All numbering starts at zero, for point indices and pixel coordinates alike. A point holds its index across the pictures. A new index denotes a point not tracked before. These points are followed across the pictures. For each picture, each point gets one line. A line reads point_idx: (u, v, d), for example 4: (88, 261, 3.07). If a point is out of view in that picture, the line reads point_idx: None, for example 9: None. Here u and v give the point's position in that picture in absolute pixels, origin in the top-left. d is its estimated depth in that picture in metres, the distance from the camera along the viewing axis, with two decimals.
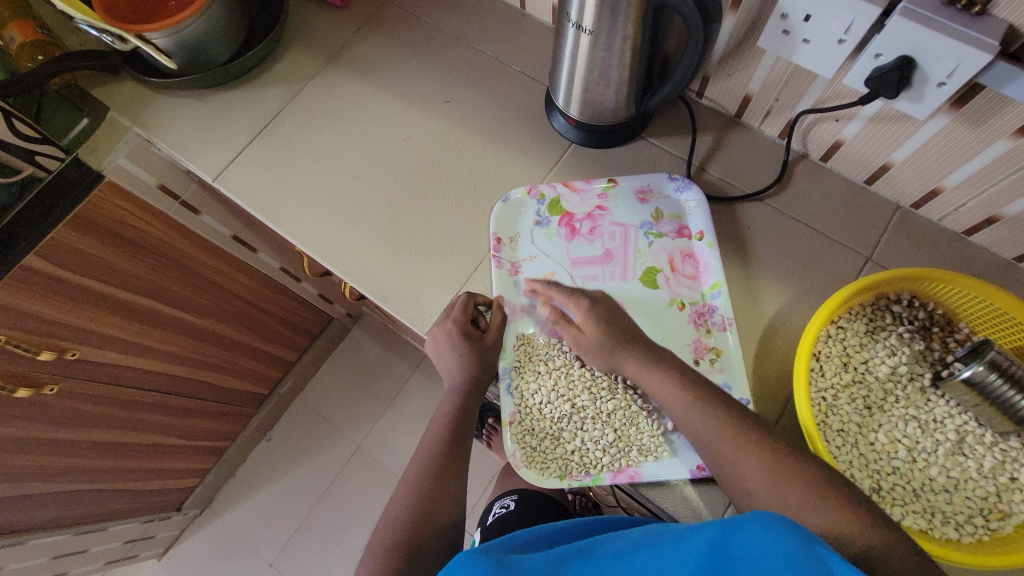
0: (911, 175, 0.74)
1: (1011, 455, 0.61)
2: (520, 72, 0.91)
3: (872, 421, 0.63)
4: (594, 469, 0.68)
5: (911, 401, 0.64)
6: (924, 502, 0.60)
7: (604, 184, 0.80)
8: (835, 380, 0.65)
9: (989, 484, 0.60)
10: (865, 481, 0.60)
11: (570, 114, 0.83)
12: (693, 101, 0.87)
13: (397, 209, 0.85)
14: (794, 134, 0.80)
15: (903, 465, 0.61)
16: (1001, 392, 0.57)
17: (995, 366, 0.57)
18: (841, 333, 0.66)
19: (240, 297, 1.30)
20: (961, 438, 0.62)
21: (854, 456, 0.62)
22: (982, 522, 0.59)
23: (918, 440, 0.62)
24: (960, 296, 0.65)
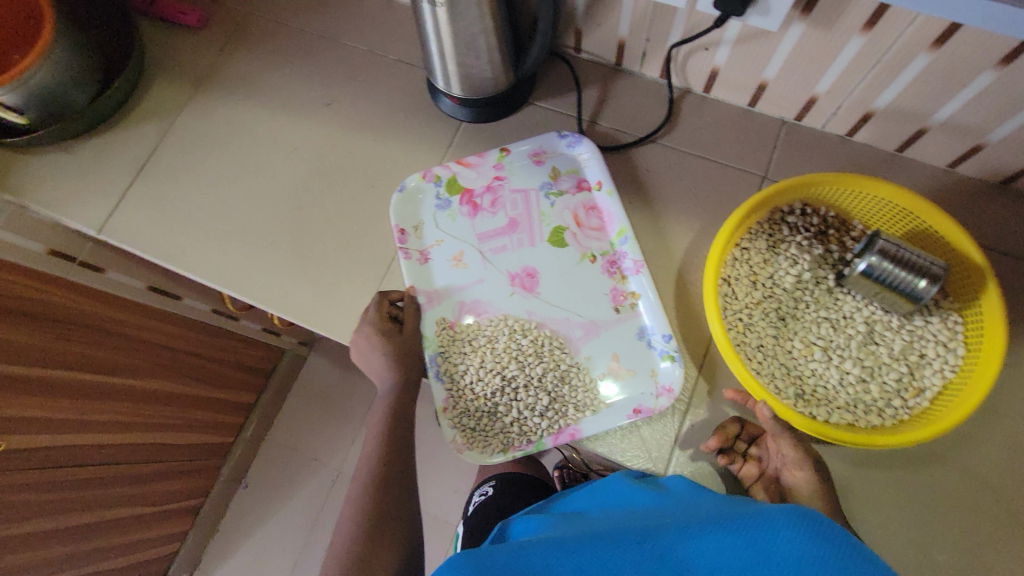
0: (786, 89, 0.76)
1: (919, 333, 0.64)
2: (398, 61, 0.89)
3: (788, 331, 0.66)
4: (534, 436, 0.69)
5: (820, 304, 0.66)
6: (847, 397, 0.63)
7: (497, 154, 0.80)
8: (746, 299, 0.67)
9: (902, 365, 0.63)
10: (789, 390, 0.63)
11: (453, 94, 0.82)
12: (573, 58, 0.87)
13: (296, 222, 0.82)
14: (672, 72, 0.81)
15: (821, 366, 0.64)
16: (896, 277, 0.59)
17: (885, 255, 0.59)
18: (745, 254, 0.68)
19: (179, 347, 1.25)
20: (872, 329, 0.65)
21: (776, 368, 0.64)
22: (901, 403, 0.62)
23: (832, 340, 0.65)
24: (846, 194, 0.67)
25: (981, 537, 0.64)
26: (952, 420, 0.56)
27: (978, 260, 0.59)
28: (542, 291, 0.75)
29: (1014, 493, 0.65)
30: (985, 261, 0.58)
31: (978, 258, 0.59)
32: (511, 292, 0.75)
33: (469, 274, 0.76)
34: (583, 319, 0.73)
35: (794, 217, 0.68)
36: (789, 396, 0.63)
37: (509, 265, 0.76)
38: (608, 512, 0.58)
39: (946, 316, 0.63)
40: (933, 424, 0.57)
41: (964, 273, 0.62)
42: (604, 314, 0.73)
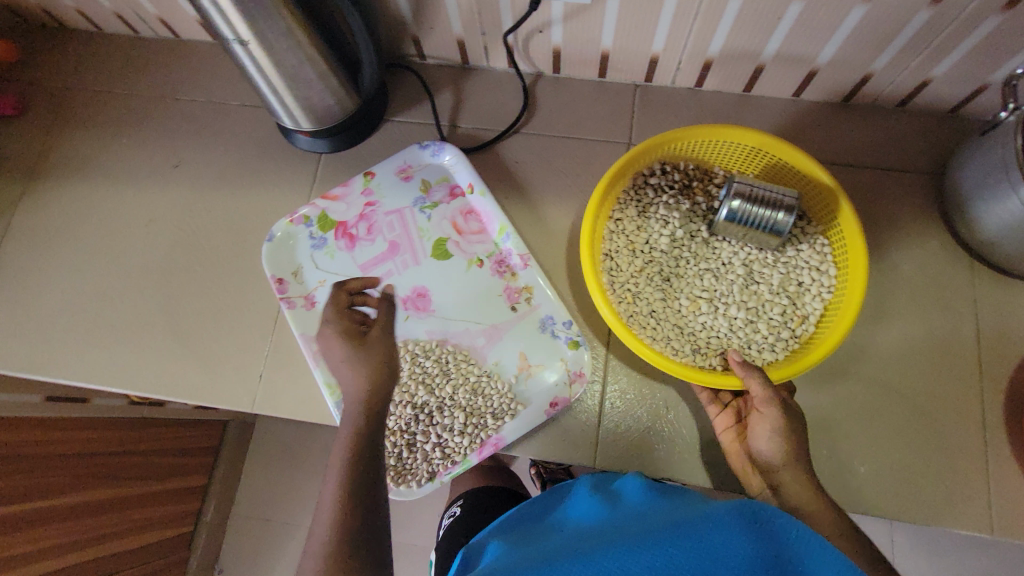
0: (627, 55, 0.76)
1: (793, 264, 0.66)
2: (241, 105, 0.84)
3: (675, 290, 0.67)
4: (459, 455, 0.68)
5: (699, 257, 0.67)
6: (740, 340, 0.65)
7: (362, 179, 0.77)
8: (629, 269, 0.67)
9: (783, 298, 0.65)
10: (684, 348, 0.64)
11: (303, 129, 0.77)
12: (420, 65, 0.85)
13: (168, 297, 0.77)
14: (518, 59, 0.80)
15: (711, 318, 0.65)
16: (756, 216, 0.61)
17: (740, 197, 0.61)
18: (619, 226, 0.68)
19: (96, 453, 0.94)
20: (751, 270, 0.66)
21: (669, 330, 0.65)
22: (789, 334, 0.64)
23: (716, 289, 0.66)
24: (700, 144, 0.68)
25: (892, 437, 0.67)
26: (832, 340, 0.58)
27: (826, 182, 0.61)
28: (436, 308, 0.73)
29: (912, 390, 0.68)
30: (831, 180, 0.60)
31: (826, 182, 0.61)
32: (405, 316, 0.73)
33: None
34: (482, 326, 0.72)
35: (658, 177, 0.69)
36: (685, 354, 0.64)
37: (398, 290, 0.74)
38: (554, 531, 0.54)
39: (814, 241, 0.65)
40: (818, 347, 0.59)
41: (819, 196, 0.64)
42: (502, 316, 0.72)
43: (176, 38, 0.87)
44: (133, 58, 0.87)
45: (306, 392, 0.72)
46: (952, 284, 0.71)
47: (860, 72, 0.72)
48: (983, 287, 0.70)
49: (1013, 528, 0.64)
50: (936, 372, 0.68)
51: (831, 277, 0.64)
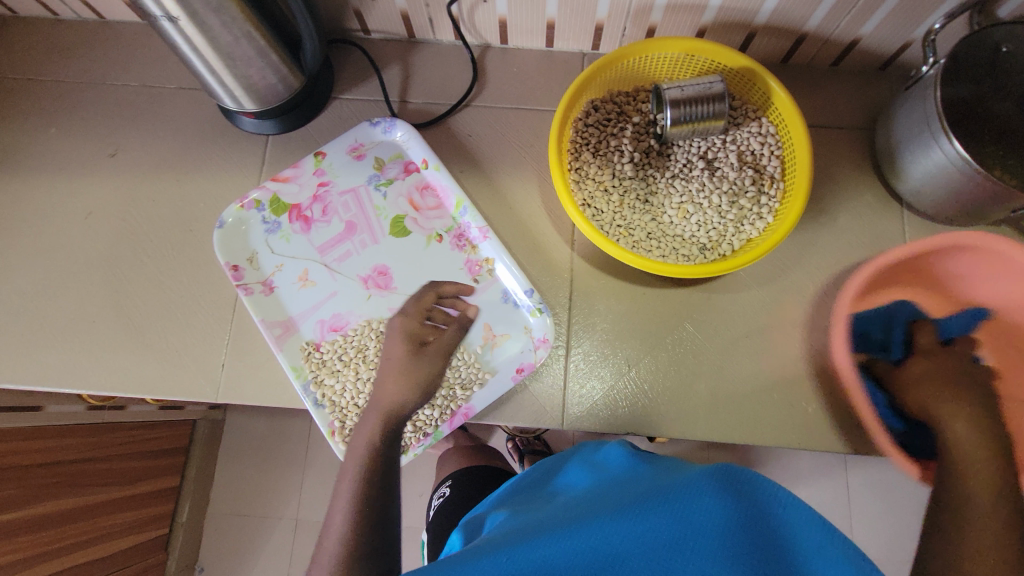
0: (573, 23, 0.77)
1: (741, 138, 0.70)
2: (178, 88, 0.80)
3: (657, 209, 0.69)
4: (430, 427, 0.69)
5: (664, 169, 0.70)
6: (732, 222, 0.68)
7: (313, 160, 0.76)
8: (612, 206, 0.69)
9: (749, 169, 0.69)
10: (693, 250, 0.67)
11: (247, 111, 0.75)
12: (366, 41, 0.83)
13: (117, 291, 0.74)
14: (464, 31, 0.79)
15: (699, 213, 0.68)
16: (697, 110, 0.65)
17: (678, 102, 0.65)
18: (582, 172, 0.70)
19: (57, 461, 0.91)
20: (709, 160, 0.70)
21: (670, 243, 0.68)
22: (768, 196, 0.67)
23: (690, 190, 0.69)
24: (623, 72, 0.71)
25: None
26: (805, 184, 0.64)
27: (743, 60, 0.66)
28: (398, 285, 0.73)
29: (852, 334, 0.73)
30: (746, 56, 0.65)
31: (745, 60, 0.66)
32: (367, 294, 0.73)
33: (320, 290, 0.73)
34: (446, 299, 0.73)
35: (596, 117, 0.71)
36: (695, 255, 0.67)
37: (358, 269, 0.73)
38: (548, 498, 0.55)
39: (750, 116, 0.70)
40: (796, 194, 0.65)
41: (737, 75, 0.70)
42: (464, 289, 0.73)
43: (101, 19, 0.82)
44: (54, 42, 0.82)
45: (270, 378, 0.71)
46: (885, 233, 0.75)
47: (796, 33, 0.75)
48: (913, 234, 0.75)
49: None
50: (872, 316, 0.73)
51: (775, 137, 0.69)
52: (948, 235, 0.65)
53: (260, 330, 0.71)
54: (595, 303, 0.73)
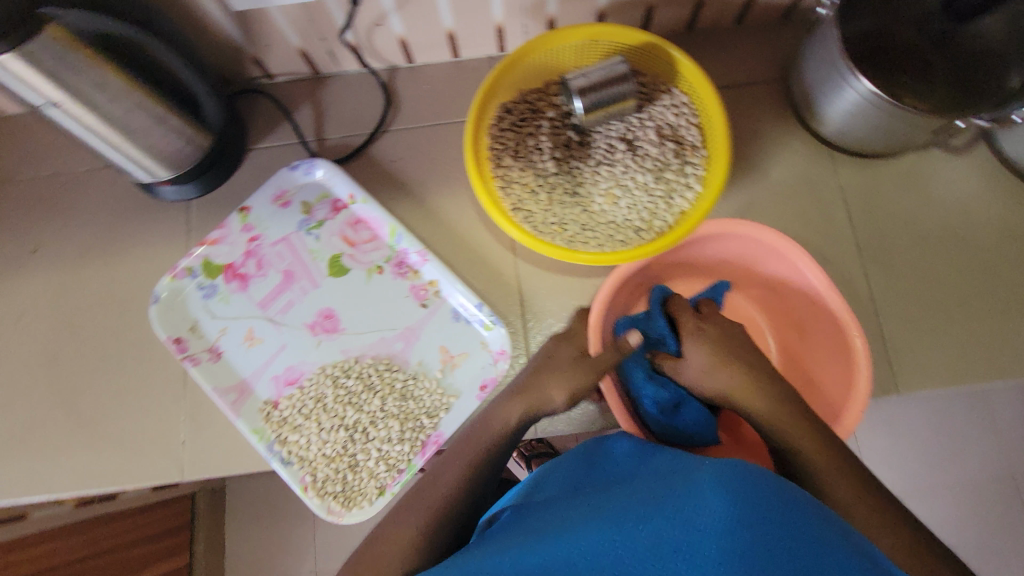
0: (472, 30, 0.76)
1: (657, 113, 0.69)
2: (90, 170, 0.78)
3: (587, 199, 0.68)
4: (404, 463, 0.67)
5: (587, 158, 0.69)
6: (663, 197, 0.67)
7: (238, 216, 0.74)
8: (541, 205, 0.68)
9: (670, 142, 0.68)
10: (630, 233, 0.66)
11: (162, 180, 0.73)
12: (272, 86, 0.81)
13: (63, 388, 0.72)
14: (368, 57, 0.78)
15: (629, 195, 0.67)
16: (605, 93, 0.65)
17: (585, 91, 0.64)
18: (506, 176, 0.69)
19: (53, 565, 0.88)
20: (630, 140, 0.69)
21: (606, 230, 0.67)
22: (693, 165, 0.67)
23: (616, 174, 0.68)
24: (529, 70, 0.71)
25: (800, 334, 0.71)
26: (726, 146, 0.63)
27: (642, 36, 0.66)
28: (346, 325, 0.71)
29: None
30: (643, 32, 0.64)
31: (644, 35, 0.65)
32: (317, 341, 0.71)
33: (268, 345, 0.71)
34: (397, 329, 0.71)
35: (509, 119, 0.70)
36: (633, 237, 0.66)
37: (303, 317, 0.72)
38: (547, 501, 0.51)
39: (661, 89, 0.70)
40: (719, 159, 0.64)
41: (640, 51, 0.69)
42: (413, 316, 0.72)
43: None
44: None
45: (234, 446, 0.69)
46: (819, 179, 0.75)
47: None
48: (847, 174, 0.75)
49: (918, 385, 0.69)
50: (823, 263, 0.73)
51: (690, 106, 0.68)
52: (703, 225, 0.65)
53: (214, 399, 0.69)
54: (548, 304, 0.72)
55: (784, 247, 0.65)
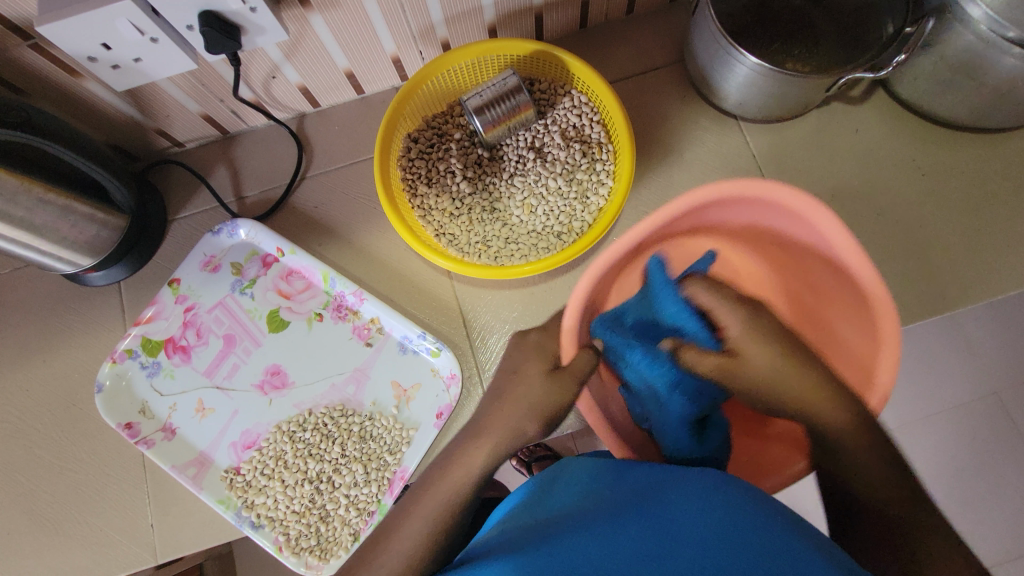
0: (369, 65, 0.76)
1: (559, 117, 0.71)
2: (14, 271, 0.77)
3: (505, 213, 0.70)
4: (374, 504, 0.68)
5: (499, 173, 0.71)
6: (578, 197, 0.69)
7: (170, 290, 0.74)
8: (462, 227, 0.70)
9: (576, 143, 0.70)
10: (550, 239, 0.68)
11: (84, 268, 0.72)
12: (184, 153, 0.81)
13: (24, 494, 0.71)
14: (273, 109, 0.79)
15: (544, 201, 0.69)
16: (502, 109, 0.66)
17: (482, 109, 0.65)
18: (424, 205, 0.70)
19: None
20: (538, 148, 0.71)
21: (528, 240, 0.69)
22: (600, 162, 0.69)
23: (529, 184, 0.70)
24: (428, 96, 0.72)
25: None
26: (625, 139, 0.64)
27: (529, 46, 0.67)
28: (295, 378, 0.72)
29: None
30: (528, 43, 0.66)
31: (531, 45, 0.67)
32: (268, 399, 0.71)
33: (220, 413, 0.71)
34: (346, 373, 0.72)
35: (418, 148, 0.71)
36: (554, 242, 0.68)
37: (251, 378, 0.72)
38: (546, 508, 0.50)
39: (559, 93, 0.71)
40: (623, 153, 0.66)
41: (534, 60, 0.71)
42: (360, 356, 0.72)
43: None
44: None
45: (203, 520, 0.69)
46: (733, 150, 0.77)
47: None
48: (757, 141, 0.77)
49: None
50: None
51: (589, 104, 0.70)
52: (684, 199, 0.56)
53: (174, 476, 0.68)
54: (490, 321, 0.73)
55: (802, 206, 0.54)
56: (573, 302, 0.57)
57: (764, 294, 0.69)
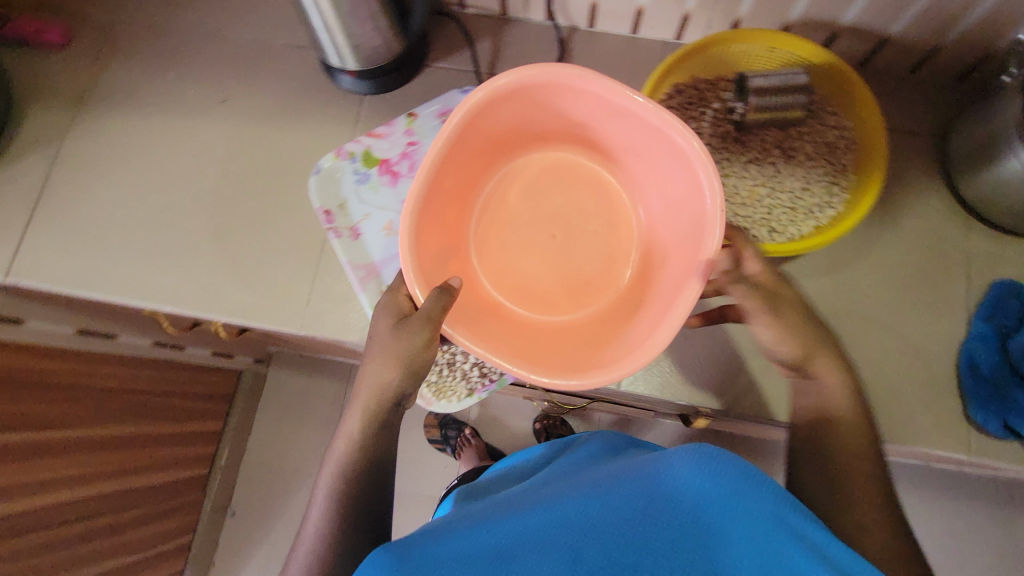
0: (662, 10, 0.80)
1: (816, 134, 0.74)
2: (286, 45, 0.87)
3: (731, 189, 0.73)
4: (496, 375, 0.75)
5: (739, 155, 0.74)
6: (804, 207, 0.72)
7: (405, 120, 0.81)
8: None
9: (822, 162, 0.73)
10: (761, 230, 0.71)
11: (349, 68, 0.80)
12: (460, 15, 0.88)
13: (221, 225, 0.81)
14: (556, 12, 0.84)
15: (771, 199, 0.72)
16: (779, 102, 0.69)
17: (761, 92, 0.69)
18: None
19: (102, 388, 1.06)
20: (783, 150, 0.74)
21: (741, 223, 0.72)
22: (837, 188, 0.71)
23: (764, 176, 0.73)
24: (708, 60, 0.75)
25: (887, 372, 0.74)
26: (878, 175, 0.67)
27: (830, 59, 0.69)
28: None
29: (907, 331, 0.75)
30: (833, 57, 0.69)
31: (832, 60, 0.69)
32: None
33: None
34: None
35: (676, 99, 0.75)
36: (762, 236, 0.71)
37: None
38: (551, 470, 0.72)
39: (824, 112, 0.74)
40: (867, 187, 0.68)
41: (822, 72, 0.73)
42: None
43: None
44: None
45: (353, 317, 0.77)
46: (946, 238, 0.78)
47: (877, 35, 0.78)
48: (977, 240, 0.77)
49: (990, 454, 0.71)
50: (928, 315, 0.75)
51: (851, 133, 0.72)
52: (457, 122, 0.60)
53: (347, 271, 0.77)
54: None
55: (546, 76, 0.61)
56: (401, 241, 0.58)
57: (597, 181, 0.77)
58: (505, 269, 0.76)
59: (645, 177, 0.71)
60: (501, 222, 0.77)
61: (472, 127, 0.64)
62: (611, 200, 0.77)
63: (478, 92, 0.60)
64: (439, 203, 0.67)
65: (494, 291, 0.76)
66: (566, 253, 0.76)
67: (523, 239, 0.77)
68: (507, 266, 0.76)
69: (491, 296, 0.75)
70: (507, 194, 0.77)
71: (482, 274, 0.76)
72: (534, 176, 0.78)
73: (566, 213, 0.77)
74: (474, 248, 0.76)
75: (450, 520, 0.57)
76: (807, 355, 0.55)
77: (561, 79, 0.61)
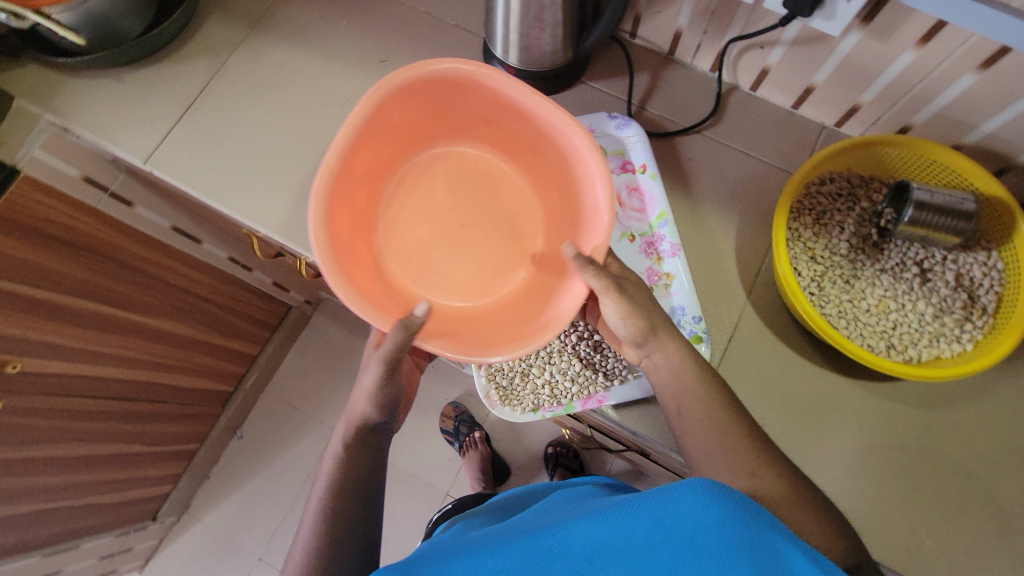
0: (833, 94, 0.78)
1: (962, 262, 0.71)
2: (456, 26, 0.89)
3: (858, 292, 0.72)
4: (564, 399, 0.75)
5: (874, 261, 0.73)
6: (929, 333, 0.70)
7: None
8: (811, 273, 0.72)
9: (960, 293, 0.70)
10: (879, 343, 0.70)
11: (509, 64, 0.82)
12: (627, 42, 0.89)
13: None
14: (724, 66, 0.83)
15: (898, 314, 0.71)
16: (940, 222, 0.66)
17: (923, 206, 0.66)
18: (797, 233, 0.73)
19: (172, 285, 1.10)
20: (923, 268, 0.72)
21: (861, 328, 0.71)
22: (974, 324, 0.68)
23: (896, 288, 0.72)
24: (872, 158, 0.73)
25: (963, 527, 0.69)
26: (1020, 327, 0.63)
27: (1000, 192, 0.65)
28: None
29: (996, 491, 0.70)
30: (1007, 194, 0.64)
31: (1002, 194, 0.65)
32: None
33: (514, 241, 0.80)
34: None
35: (827, 188, 0.74)
36: (879, 348, 0.70)
37: None
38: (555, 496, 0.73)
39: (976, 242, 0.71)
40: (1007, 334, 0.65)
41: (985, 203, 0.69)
42: None
43: None
44: None
45: None
46: None
47: None
48: None
49: None
50: None
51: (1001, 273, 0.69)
52: (374, 102, 0.62)
53: None
54: (750, 356, 0.75)
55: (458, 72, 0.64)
56: (318, 203, 0.60)
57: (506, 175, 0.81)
58: (409, 249, 0.78)
59: (550, 178, 0.74)
60: (411, 202, 0.80)
61: (387, 111, 0.65)
62: (514, 195, 0.81)
63: (401, 75, 0.62)
64: (358, 178, 0.69)
65: (396, 263, 0.78)
66: (468, 240, 0.80)
67: (430, 221, 0.80)
68: (413, 245, 0.79)
69: (393, 268, 0.77)
70: (415, 180, 0.79)
71: (387, 247, 0.78)
72: (435, 167, 0.81)
73: (471, 203, 0.80)
74: (382, 226, 0.78)
75: (467, 538, 0.61)
76: (655, 331, 0.64)
77: (471, 74, 0.64)
